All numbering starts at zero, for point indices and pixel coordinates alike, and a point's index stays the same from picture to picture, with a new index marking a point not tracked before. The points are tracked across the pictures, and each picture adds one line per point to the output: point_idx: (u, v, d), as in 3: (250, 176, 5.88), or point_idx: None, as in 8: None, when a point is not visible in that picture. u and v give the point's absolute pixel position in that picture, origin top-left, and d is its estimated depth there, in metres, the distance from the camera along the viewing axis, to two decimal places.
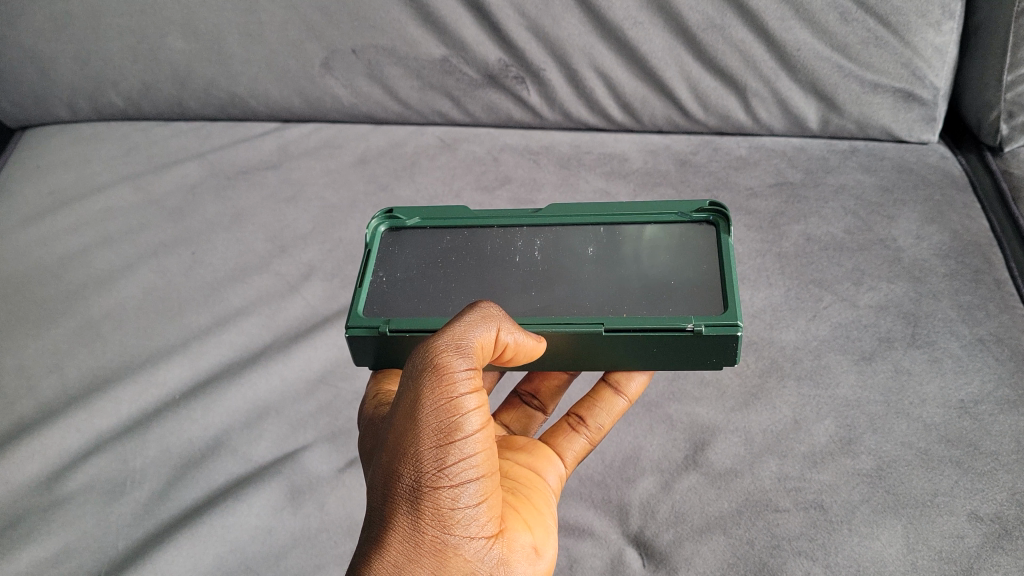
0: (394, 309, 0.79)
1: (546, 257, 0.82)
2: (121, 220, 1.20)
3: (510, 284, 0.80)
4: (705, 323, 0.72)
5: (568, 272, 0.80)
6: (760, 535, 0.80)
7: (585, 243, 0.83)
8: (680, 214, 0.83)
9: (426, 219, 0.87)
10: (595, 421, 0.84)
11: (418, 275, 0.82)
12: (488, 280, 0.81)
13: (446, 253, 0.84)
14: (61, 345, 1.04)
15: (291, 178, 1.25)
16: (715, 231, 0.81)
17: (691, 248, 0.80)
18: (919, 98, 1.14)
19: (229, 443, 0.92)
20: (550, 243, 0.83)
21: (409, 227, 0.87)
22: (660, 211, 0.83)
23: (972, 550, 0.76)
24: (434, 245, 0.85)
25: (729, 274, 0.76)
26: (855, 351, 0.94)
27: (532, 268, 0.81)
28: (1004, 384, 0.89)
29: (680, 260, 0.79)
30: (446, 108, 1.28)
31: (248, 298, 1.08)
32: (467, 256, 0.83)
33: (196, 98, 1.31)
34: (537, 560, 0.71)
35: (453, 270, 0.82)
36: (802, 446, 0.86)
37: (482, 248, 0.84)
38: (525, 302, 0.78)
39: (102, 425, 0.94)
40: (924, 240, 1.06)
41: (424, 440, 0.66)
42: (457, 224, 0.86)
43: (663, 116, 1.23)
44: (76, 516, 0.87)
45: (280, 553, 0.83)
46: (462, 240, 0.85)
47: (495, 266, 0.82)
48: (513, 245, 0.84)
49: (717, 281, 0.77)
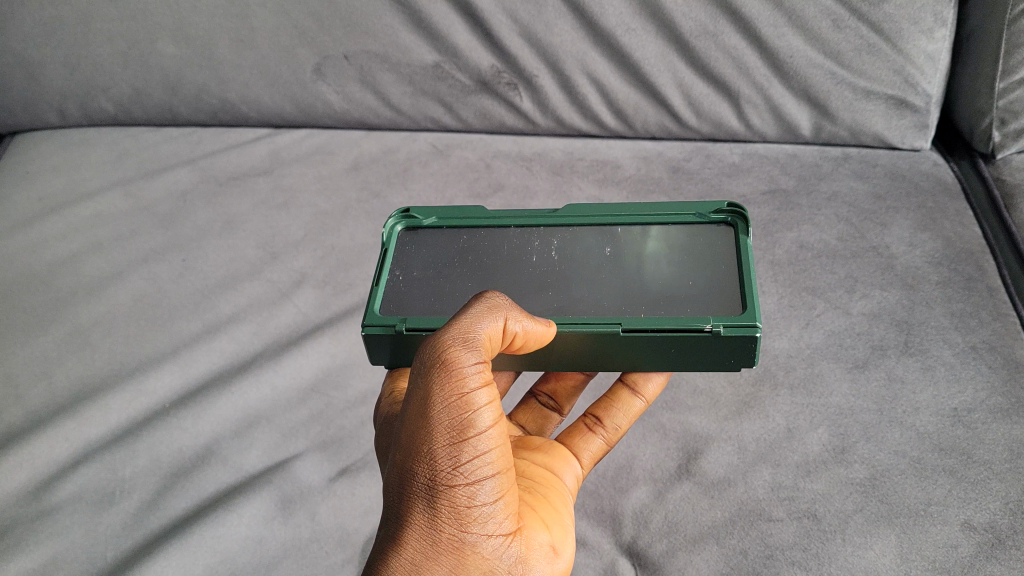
0: (410, 307, 0.79)
1: (563, 258, 0.82)
2: (110, 226, 1.20)
3: (527, 285, 0.79)
4: (724, 324, 0.72)
5: (582, 273, 0.80)
6: (753, 544, 0.79)
7: (601, 244, 0.82)
8: (698, 215, 0.82)
9: (442, 219, 0.87)
10: (612, 421, 0.84)
11: (434, 273, 0.82)
12: (503, 280, 0.80)
13: (462, 253, 0.84)
14: (50, 352, 1.03)
15: (283, 184, 1.24)
16: (732, 231, 0.81)
17: (708, 248, 0.80)
18: (911, 105, 1.14)
19: (219, 452, 0.92)
20: (566, 244, 0.83)
21: (426, 227, 0.87)
22: (678, 211, 0.83)
23: (965, 559, 0.76)
24: (450, 245, 0.85)
25: (748, 273, 0.76)
26: (848, 359, 0.94)
27: (547, 269, 0.81)
28: (997, 393, 0.89)
29: (692, 261, 0.79)
30: (439, 114, 1.27)
31: (237, 305, 1.07)
32: (483, 257, 0.83)
33: (187, 103, 1.31)
34: (555, 559, 0.71)
35: (470, 269, 0.82)
36: (795, 455, 0.86)
37: (498, 248, 0.84)
38: (542, 302, 0.77)
39: (92, 433, 0.94)
40: (917, 247, 1.06)
41: (437, 438, 0.65)
42: (473, 223, 0.86)
43: (655, 123, 1.23)
44: (65, 526, 0.86)
45: (271, 563, 0.83)
46: (479, 240, 0.85)
47: (511, 266, 0.82)
48: (529, 246, 0.83)
49: (734, 281, 0.76)
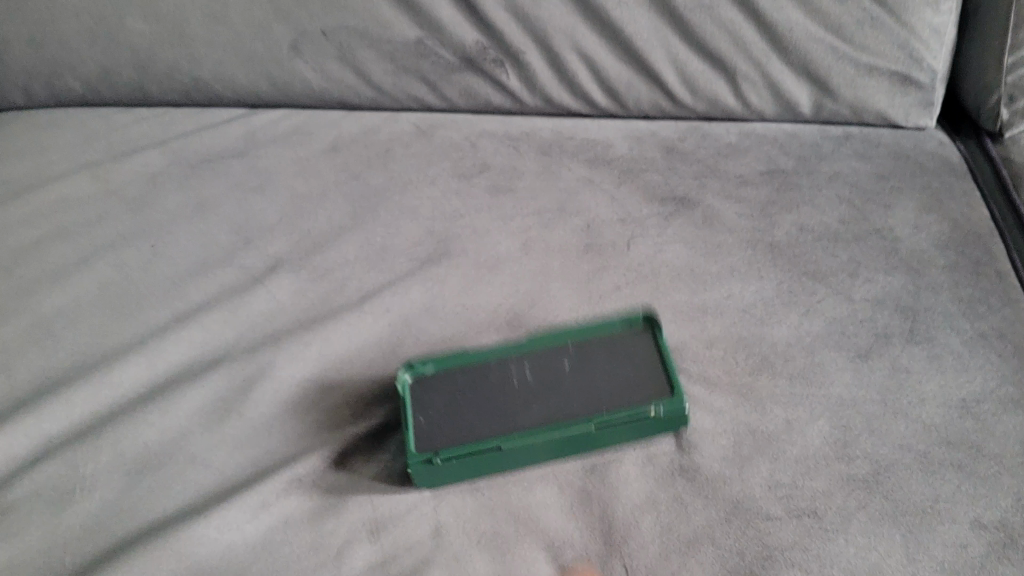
0: (439, 437, 0.80)
1: (540, 376, 0.84)
2: (78, 211, 1.14)
3: (519, 410, 0.81)
4: (665, 407, 0.80)
5: (559, 392, 0.83)
6: (751, 545, 0.75)
7: (563, 355, 0.86)
8: (619, 326, 0.87)
9: (441, 362, 0.85)
10: None
11: (448, 408, 0.82)
12: (505, 402, 0.82)
13: (462, 396, 0.83)
14: (10, 343, 0.98)
15: (258, 166, 1.19)
16: (650, 335, 0.87)
17: (631, 357, 0.85)
18: (916, 82, 1.10)
19: (187, 449, 0.87)
20: (540, 367, 0.85)
21: (429, 375, 0.85)
22: (606, 326, 0.88)
23: (976, 560, 0.72)
24: (449, 393, 0.83)
25: (665, 355, 0.85)
26: (851, 347, 0.89)
27: (530, 391, 0.83)
28: (1008, 382, 0.85)
29: (626, 361, 0.85)
30: (422, 93, 1.22)
31: (209, 293, 1.02)
32: (483, 393, 0.83)
33: (158, 83, 1.25)
34: None
35: (475, 405, 0.82)
36: (795, 449, 0.81)
37: (490, 377, 0.84)
38: (531, 418, 0.81)
39: (53, 429, 0.89)
40: (923, 230, 1.01)
41: None
42: (464, 363, 0.85)
43: (648, 101, 1.18)
44: (22, 527, 0.81)
45: (241, 568, 0.77)
46: (475, 380, 0.84)
47: (508, 391, 0.83)
48: (510, 375, 0.84)
49: (657, 366, 0.84)
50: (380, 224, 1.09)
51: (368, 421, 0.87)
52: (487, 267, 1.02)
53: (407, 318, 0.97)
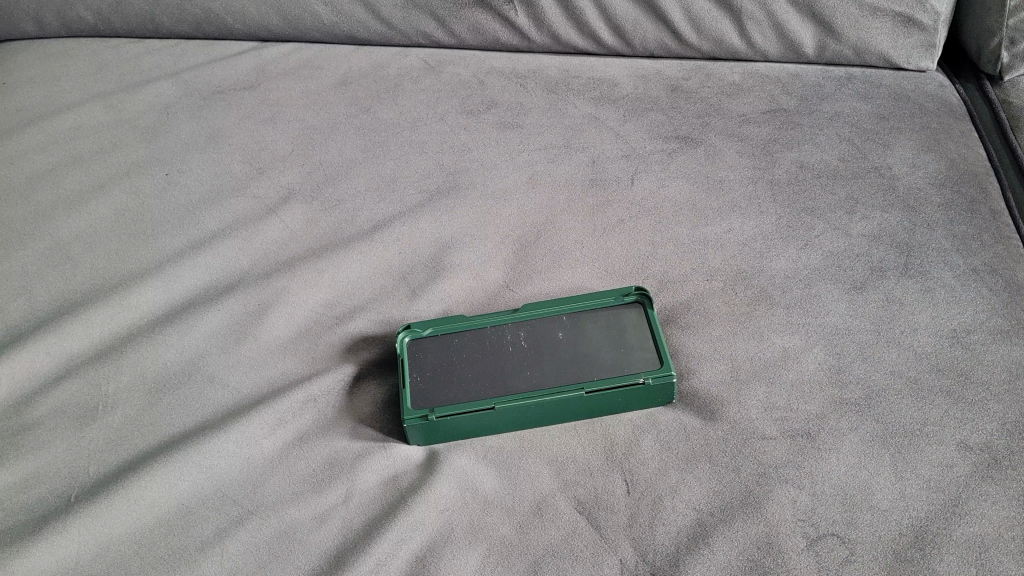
0: (435, 396, 0.83)
1: (532, 343, 0.86)
2: (91, 139, 1.17)
3: (514, 373, 0.84)
4: (654, 376, 0.82)
5: (554, 356, 0.85)
6: (747, 462, 0.78)
7: (556, 327, 0.88)
8: (612, 299, 0.89)
9: (440, 327, 0.88)
10: None
11: (445, 369, 0.85)
12: (501, 366, 0.85)
13: (463, 359, 0.86)
14: (29, 267, 1.01)
15: (269, 98, 1.21)
16: (641, 308, 0.88)
17: (622, 328, 0.87)
18: (919, 24, 1.12)
19: (204, 367, 0.90)
20: (534, 331, 0.87)
21: (428, 337, 0.88)
22: (598, 297, 0.89)
23: (961, 479, 0.75)
24: (451, 354, 0.86)
25: (655, 327, 0.86)
26: (846, 280, 0.92)
27: (524, 355, 0.85)
28: (998, 314, 0.88)
29: (616, 332, 0.86)
30: (431, 29, 1.24)
31: (224, 221, 1.04)
32: (481, 356, 0.86)
33: (170, 14, 1.28)
34: None
35: (472, 366, 0.85)
36: (791, 374, 0.84)
37: (485, 341, 0.87)
38: (524, 380, 0.83)
39: (73, 348, 0.92)
40: (919, 168, 1.03)
41: None
42: (461, 327, 0.88)
43: (654, 40, 1.19)
44: (47, 440, 0.85)
45: (257, 480, 0.80)
46: (472, 345, 0.87)
47: (503, 358, 0.85)
48: (504, 341, 0.87)
49: (646, 339, 0.86)
50: (390, 157, 1.11)
51: (375, 349, 0.90)
52: (494, 200, 1.04)
53: (417, 248, 0.99)
